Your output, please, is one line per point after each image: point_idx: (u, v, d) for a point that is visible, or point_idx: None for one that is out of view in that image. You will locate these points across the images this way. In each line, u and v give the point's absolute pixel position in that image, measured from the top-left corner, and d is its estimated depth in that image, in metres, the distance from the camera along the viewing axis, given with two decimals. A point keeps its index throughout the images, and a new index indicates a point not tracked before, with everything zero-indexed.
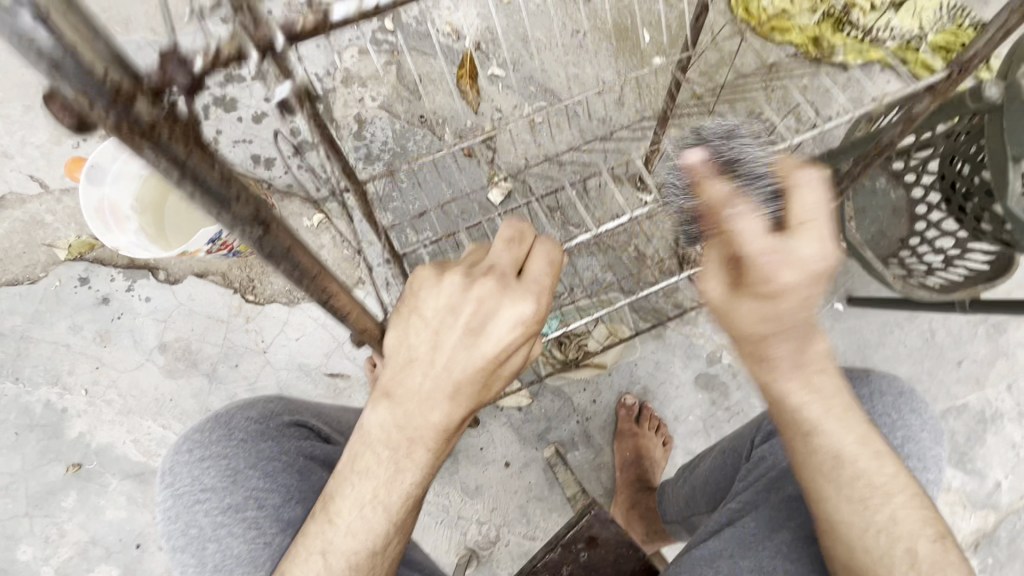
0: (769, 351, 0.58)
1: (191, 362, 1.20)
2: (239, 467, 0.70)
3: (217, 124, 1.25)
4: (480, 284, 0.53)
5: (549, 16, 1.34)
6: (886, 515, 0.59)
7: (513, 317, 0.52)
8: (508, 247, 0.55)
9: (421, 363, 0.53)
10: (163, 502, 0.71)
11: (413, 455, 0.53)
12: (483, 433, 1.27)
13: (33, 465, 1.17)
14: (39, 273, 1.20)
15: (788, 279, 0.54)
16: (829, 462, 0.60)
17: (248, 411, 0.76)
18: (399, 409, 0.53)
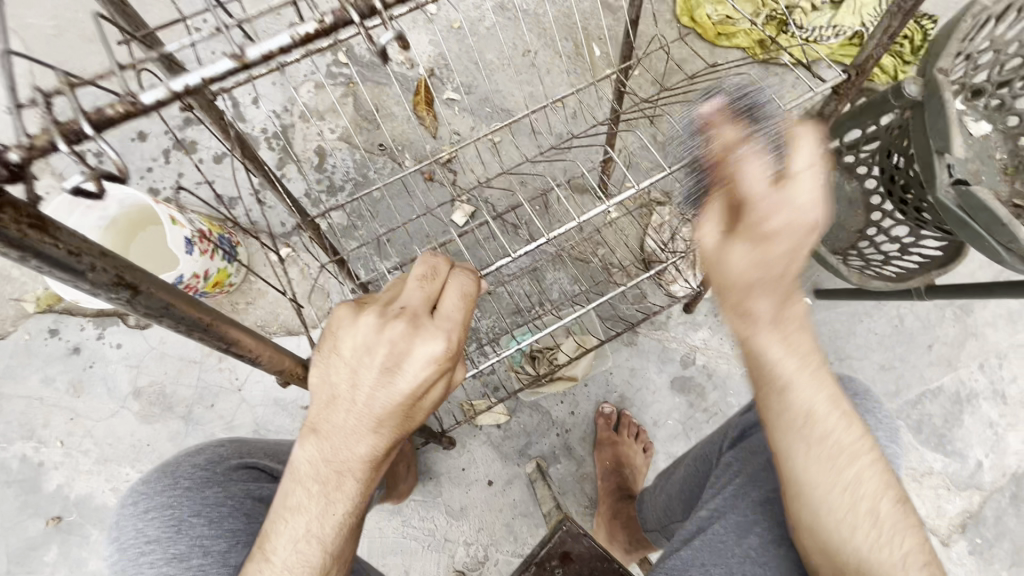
0: (750, 298, 0.54)
1: (167, 406, 1.20)
2: (183, 516, 0.69)
3: (178, 167, 1.26)
4: (395, 324, 0.53)
5: (500, 38, 1.37)
6: (862, 501, 0.54)
7: (425, 355, 0.53)
8: (421, 284, 0.55)
9: (344, 400, 0.54)
10: (111, 557, 0.70)
11: (343, 487, 0.55)
12: (464, 453, 1.28)
13: (12, 522, 1.16)
14: (9, 328, 1.20)
15: (777, 223, 0.52)
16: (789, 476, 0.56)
17: (195, 457, 0.75)
18: (327, 442, 0.54)
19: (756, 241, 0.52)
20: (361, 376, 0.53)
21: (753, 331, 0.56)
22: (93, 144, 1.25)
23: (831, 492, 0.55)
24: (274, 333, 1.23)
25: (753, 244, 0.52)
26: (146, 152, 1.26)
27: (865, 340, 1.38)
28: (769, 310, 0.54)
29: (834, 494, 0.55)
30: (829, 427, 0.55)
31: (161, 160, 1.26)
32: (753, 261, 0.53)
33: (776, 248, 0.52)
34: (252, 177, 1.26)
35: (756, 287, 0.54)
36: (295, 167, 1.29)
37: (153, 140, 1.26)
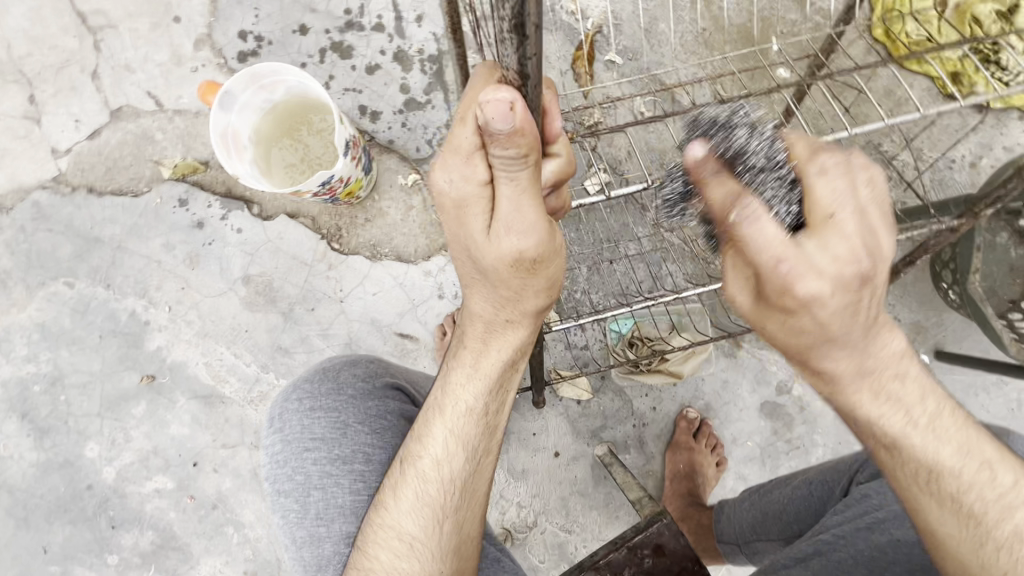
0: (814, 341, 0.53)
1: (271, 299, 1.23)
2: (348, 421, 0.77)
3: (331, 69, 1.24)
4: (518, 196, 0.48)
5: (678, 10, 1.29)
6: (1006, 531, 0.55)
7: (535, 227, 0.50)
8: (499, 137, 0.43)
9: (487, 266, 0.53)
10: (275, 446, 0.78)
11: (494, 369, 0.63)
12: (538, 419, 1.27)
13: (111, 369, 1.21)
14: (143, 188, 1.22)
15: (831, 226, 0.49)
16: (925, 476, 0.57)
17: (353, 368, 0.83)
18: (480, 323, 0.61)
19: (779, 231, 0.48)
20: (498, 241, 0.51)
21: (864, 339, 0.53)
22: (256, 25, 1.24)
23: (969, 488, 0.56)
24: (386, 256, 1.23)
25: (766, 229, 0.48)
26: (303, 47, 1.24)
27: (975, 416, 1.29)
28: (848, 361, 0.53)
29: (965, 490, 0.56)
30: (943, 416, 0.57)
31: (315, 59, 1.24)
32: (786, 244, 0.48)
33: (893, 247, 0.52)
34: (398, 96, 1.24)
35: (800, 261, 0.48)
36: (441, 95, 1.24)
37: (312, 36, 1.24)
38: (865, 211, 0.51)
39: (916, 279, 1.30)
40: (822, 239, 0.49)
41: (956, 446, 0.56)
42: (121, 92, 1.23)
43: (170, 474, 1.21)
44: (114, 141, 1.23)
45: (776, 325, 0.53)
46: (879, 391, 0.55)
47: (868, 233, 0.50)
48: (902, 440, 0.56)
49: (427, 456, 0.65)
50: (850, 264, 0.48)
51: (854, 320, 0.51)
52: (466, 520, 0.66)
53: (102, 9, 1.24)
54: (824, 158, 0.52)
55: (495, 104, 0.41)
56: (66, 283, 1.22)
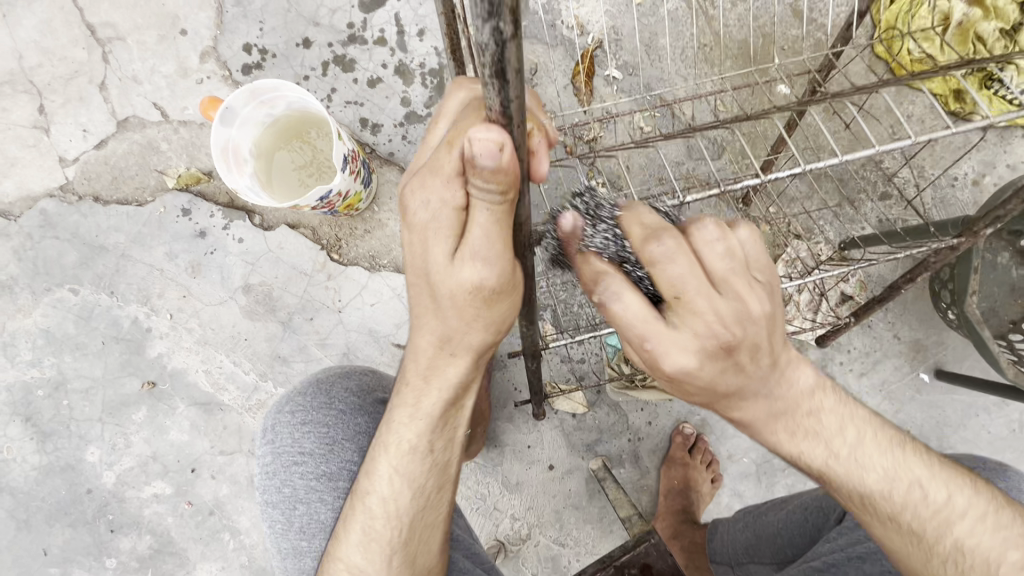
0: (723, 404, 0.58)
1: (271, 308, 1.24)
2: (337, 438, 0.78)
3: (334, 82, 1.26)
4: (490, 229, 0.47)
5: (678, 26, 1.30)
6: (950, 544, 0.59)
7: (494, 266, 0.49)
8: (483, 170, 0.42)
9: (444, 294, 0.52)
10: (264, 457, 0.80)
11: (435, 408, 0.61)
12: (533, 431, 1.27)
13: (113, 375, 1.23)
14: (147, 197, 1.25)
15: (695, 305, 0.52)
16: (859, 501, 0.60)
17: (345, 382, 0.84)
18: (422, 358, 0.59)
19: (641, 307, 0.53)
20: (460, 270, 0.50)
21: (768, 386, 0.57)
22: (260, 39, 1.26)
23: (903, 510, 0.59)
24: (384, 267, 1.24)
25: (627, 305, 0.53)
26: (306, 60, 1.26)
27: (975, 437, 1.28)
28: (762, 410, 0.58)
29: (899, 511, 0.59)
30: (865, 441, 0.60)
31: (318, 71, 1.26)
32: (647, 318, 0.53)
33: (766, 309, 0.54)
34: (399, 109, 1.25)
35: (661, 339, 0.53)
36: None
37: (315, 49, 1.26)
38: (719, 279, 0.53)
39: (917, 297, 1.29)
40: (682, 315, 0.53)
41: (882, 472, 0.59)
42: (128, 102, 1.25)
43: (168, 480, 1.23)
44: (120, 151, 1.25)
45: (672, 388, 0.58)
46: (795, 429, 0.58)
47: (729, 300, 0.53)
48: (826, 472, 0.59)
49: (373, 492, 0.66)
50: (711, 334, 0.52)
51: (739, 378, 0.55)
52: (420, 552, 0.67)
53: (111, 21, 1.26)
54: (654, 245, 0.52)
55: (484, 144, 0.40)
56: (71, 290, 1.24)
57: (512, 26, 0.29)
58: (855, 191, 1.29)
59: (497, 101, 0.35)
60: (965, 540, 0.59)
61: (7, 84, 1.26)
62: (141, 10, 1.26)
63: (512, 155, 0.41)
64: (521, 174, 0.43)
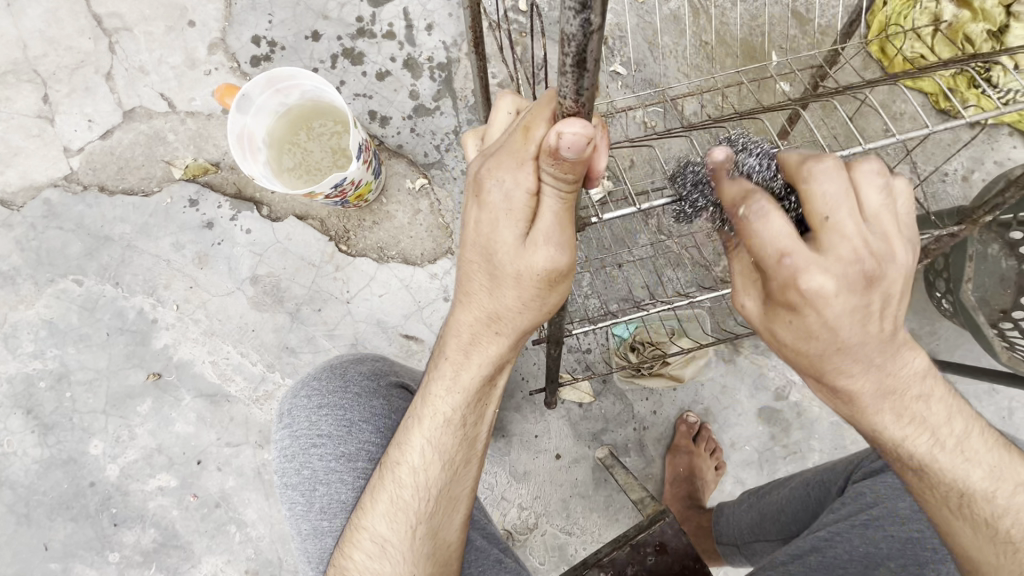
0: (833, 363, 0.55)
1: (278, 299, 1.24)
2: (353, 420, 0.79)
3: (343, 74, 1.27)
4: (561, 213, 0.50)
5: (680, 24, 1.33)
6: None
7: (557, 254, 0.51)
8: (566, 159, 0.44)
9: (506, 271, 0.54)
10: (283, 440, 0.81)
11: (473, 384, 0.63)
12: (540, 421, 1.29)
13: (117, 366, 1.22)
14: (153, 187, 1.24)
15: (850, 229, 0.51)
16: (957, 497, 0.61)
17: (360, 365, 0.84)
18: (465, 333, 0.61)
19: (788, 225, 0.51)
20: (526, 251, 0.52)
21: (884, 359, 0.56)
22: (268, 32, 1.27)
23: (1003, 514, 0.61)
24: (392, 258, 1.25)
25: (774, 224, 0.51)
26: (315, 53, 1.27)
27: None
28: (874, 386, 0.56)
29: (999, 515, 0.61)
30: (972, 438, 0.61)
31: (327, 64, 1.27)
32: (796, 238, 0.50)
33: (909, 261, 0.54)
34: (408, 102, 1.27)
35: (803, 257, 0.50)
36: (450, 102, 1.27)
37: (324, 42, 1.27)
38: (871, 214, 0.53)
39: (911, 288, 1.33)
40: (827, 242, 0.51)
41: (987, 471, 0.61)
42: (135, 93, 1.25)
43: (173, 472, 1.22)
44: (126, 141, 1.24)
45: (784, 329, 0.55)
46: (901, 411, 0.58)
47: (879, 238, 0.52)
48: (930, 462, 0.60)
49: (404, 464, 0.66)
50: (865, 265, 0.51)
51: (863, 328, 0.53)
52: (442, 526, 0.67)
53: (118, 12, 1.26)
54: (757, 198, 0.52)
55: (575, 137, 0.42)
56: (74, 280, 1.23)
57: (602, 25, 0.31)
58: None
59: (572, 89, 0.37)
60: None
61: (11, 73, 1.25)
62: (148, 1, 1.26)
63: (592, 148, 0.44)
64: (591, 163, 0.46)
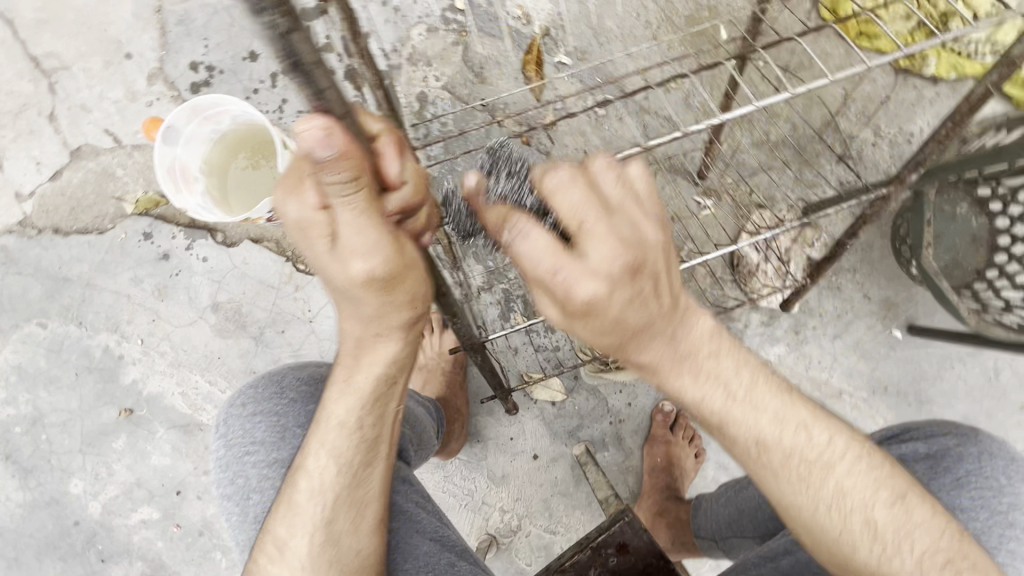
0: (638, 353, 0.55)
1: (241, 324, 1.24)
2: (290, 425, 0.73)
3: (284, 92, 1.25)
4: (358, 222, 0.46)
5: (624, 5, 1.29)
6: (831, 488, 0.57)
7: (369, 261, 0.49)
8: (325, 166, 0.41)
9: (339, 286, 0.51)
10: (215, 452, 0.76)
11: (367, 384, 0.60)
12: (515, 423, 1.28)
13: (89, 406, 1.23)
14: (107, 224, 1.24)
15: (595, 251, 0.51)
16: (754, 450, 0.57)
17: (300, 371, 0.79)
18: (352, 336, 0.58)
19: (545, 243, 0.51)
20: (344, 264, 0.49)
21: (669, 328, 0.55)
22: (206, 56, 1.25)
23: (791, 454, 0.57)
24: None
25: (532, 242, 0.51)
26: (254, 73, 1.25)
27: (952, 387, 1.28)
28: (665, 353, 0.56)
29: (783, 461, 0.57)
30: (760, 385, 0.58)
31: (267, 83, 1.25)
32: (556, 252, 0.51)
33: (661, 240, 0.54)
34: None
35: (568, 266, 0.51)
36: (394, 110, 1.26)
37: (262, 61, 1.25)
38: (610, 207, 0.52)
39: (883, 256, 1.30)
40: (582, 245, 0.51)
41: (772, 415, 0.57)
42: (79, 131, 1.25)
43: (155, 505, 1.23)
44: (75, 181, 1.24)
45: (586, 332, 0.54)
46: (698, 371, 0.56)
47: (619, 236, 0.51)
48: (727, 416, 0.57)
49: (306, 469, 0.63)
50: (620, 257, 0.51)
51: (643, 310, 0.53)
52: (347, 533, 0.63)
53: (54, 51, 1.26)
54: (550, 175, 0.52)
55: (308, 132, 0.38)
56: (39, 324, 1.23)
57: (287, 18, 0.31)
58: (815, 155, 1.28)
59: (310, 89, 0.37)
60: (847, 481, 0.57)
61: None
62: (84, 38, 1.26)
63: (349, 147, 0.41)
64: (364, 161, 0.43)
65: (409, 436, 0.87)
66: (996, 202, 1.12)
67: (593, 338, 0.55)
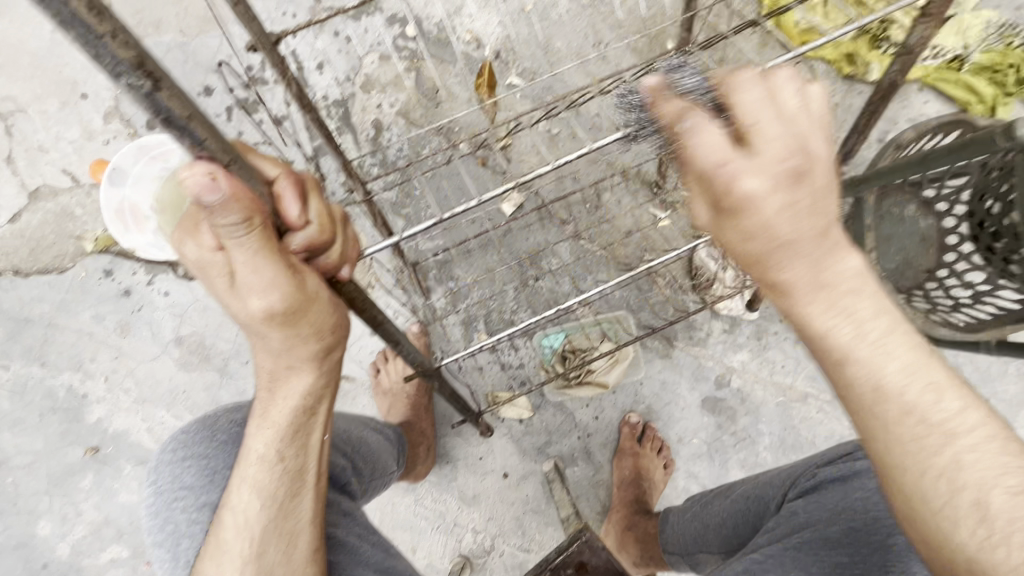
0: (779, 269, 0.48)
1: (204, 357, 1.24)
2: (217, 467, 0.72)
3: (240, 125, 1.27)
4: (254, 261, 0.46)
5: (572, 25, 1.32)
6: (948, 458, 0.45)
7: (267, 301, 0.49)
8: (211, 211, 0.41)
9: (244, 324, 0.52)
10: (150, 499, 0.75)
11: (284, 417, 0.61)
12: (483, 442, 1.28)
13: (54, 446, 1.23)
14: (67, 263, 1.24)
15: (752, 183, 0.46)
16: (870, 397, 0.47)
17: (235, 413, 0.79)
18: (267, 372, 0.59)
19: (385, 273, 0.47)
20: (245, 302, 0.50)
21: (819, 248, 0.47)
22: None
23: (913, 412, 0.46)
24: None
25: (707, 135, 0.47)
26: (209, 108, 1.26)
27: None
28: (805, 273, 0.47)
29: (908, 411, 0.46)
30: (896, 329, 0.47)
31: (223, 117, 1.26)
32: (728, 147, 0.46)
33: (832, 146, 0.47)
34: (307, 144, 1.26)
35: (745, 166, 0.46)
36: (351, 137, 1.29)
37: (217, 95, 1.27)
38: (785, 113, 0.46)
39: None
40: (754, 143, 0.46)
41: (904, 362, 0.46)
42: (37, 172, 1.26)
43: (123, 543, 1.21)
44: (35, 222, 1.25)
45: (733, 234, 0.48)
46: (833, 302, 0.47)
47: (796, 125, 0.46)
48: (845, 351, 0.47)
49: (231, 505, 0.64)
50: (787, 158, 0.46)
51: (797, 218, 0.46)
52: (279, 564, 0.63)
53: (11, 95, 1.28)
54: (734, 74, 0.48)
55: (192, 181, 0.39)
56: (2, 366, 1.24)
57: (149, 80, 0.32)
58: None
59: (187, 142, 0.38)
60: (968, 456, 0.44)
61: None
62: (40, 80, 1.28)
63: (237, 187, 0.42)
64: (254, 199, 0.43)
65: (358, 470, 0.86)
66: (942, 203, 1.06)
67: (737, 245, 0.49)
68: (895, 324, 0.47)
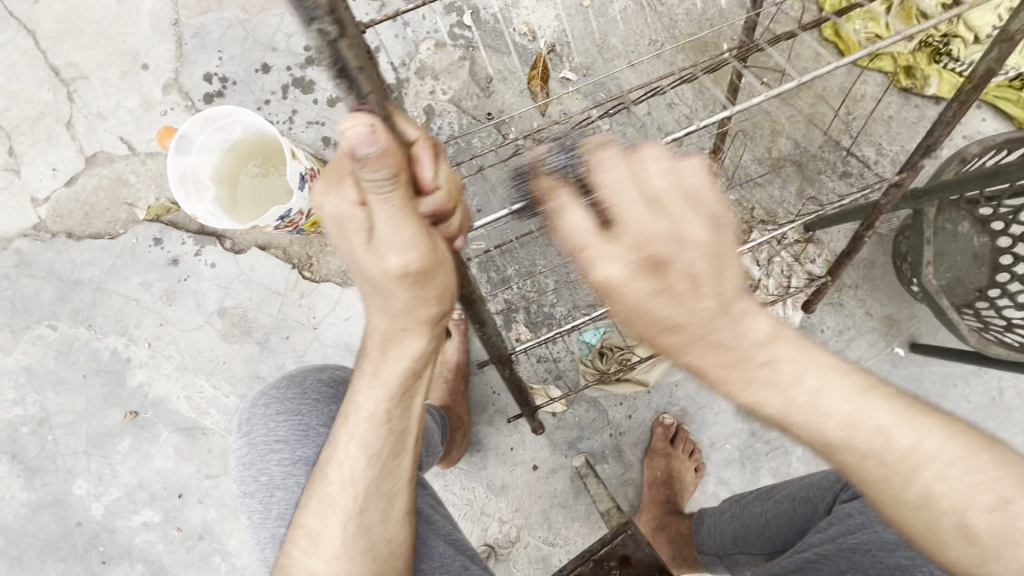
0: (731, 370, 0.48)
1: (246, 329, 1.25)
2: (312, 424, 0.77)
3: (294, 104, 1.27)
4: (396, 216, 0.47)
5: (629, 22, 1.31)
6: (946, 497, 0.48)
7: (404, 260, 0.49)
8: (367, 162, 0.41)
9: (374, 281, 0.52)
10: (242, 449, 0.80)
11: (395, 377, 0.61)
12: (515, 433, 1.28)
13: (95, 407, 1.25)
14: (119, 229, 1.27)
15: (615, 279, 0.45)
16: (878, 471, 0.48)
17: (320, 373, 0.83)
18: (382, 334, 0.59)
19: (584, 221, 0.46)
20: (382, 260, 0.50)
21: (725, 327, 0.47)
22: (219, 69, 1.28)
23: (914, 475, 0.48)
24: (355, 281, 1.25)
25: (574, 219, 0.47)
26: (266, 84, 1.28)
27: (956, 406, 1.26)
28: (721, 355, 0.47)
29: (906, 477, 0.48)
30: (866, 399, 0.48)
31: (278, 94, 1.28)
32: (590, 236, 0.46)
33: (711, 236, 0.45)
34: None
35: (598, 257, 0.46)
36: None
37: (273, 72, 1.28)
38: (661, 197, 0.45)
39: (885, 274, 1.30)
40: (617, 228, 0.46)
41: (897, 440, 0.48)
42: (95, 139, 1.28)
43: (156, 507, 1.23)
44: (90, 186, 1.28)
45: (674, 339, 0.47)
46: (749, 379, 0.48)
47: (664, 220, 0.45)
48: (838, 441, 0.48)
49: (335, 464, 0.65)
50: (647, 246, 0.44)
51: (677, 306, 0.45)
52: (378, 522, 0.66)
53: (74, 62, 1.31)
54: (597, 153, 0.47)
55: (356, 131, 0.39)
56: (49, 326, 1.26)
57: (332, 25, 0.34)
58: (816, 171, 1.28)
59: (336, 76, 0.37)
60: (946, 492, 0.48)
61: None
62: (103, 49, 1.31)
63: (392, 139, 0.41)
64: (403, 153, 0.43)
65: None
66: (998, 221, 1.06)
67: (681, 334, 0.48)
68: (872, 385, 0.49)
